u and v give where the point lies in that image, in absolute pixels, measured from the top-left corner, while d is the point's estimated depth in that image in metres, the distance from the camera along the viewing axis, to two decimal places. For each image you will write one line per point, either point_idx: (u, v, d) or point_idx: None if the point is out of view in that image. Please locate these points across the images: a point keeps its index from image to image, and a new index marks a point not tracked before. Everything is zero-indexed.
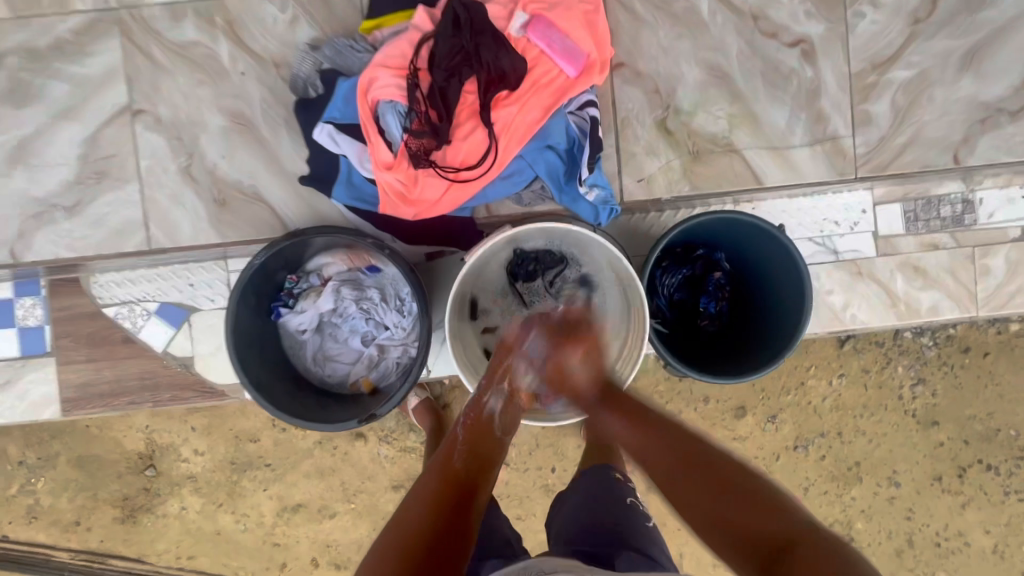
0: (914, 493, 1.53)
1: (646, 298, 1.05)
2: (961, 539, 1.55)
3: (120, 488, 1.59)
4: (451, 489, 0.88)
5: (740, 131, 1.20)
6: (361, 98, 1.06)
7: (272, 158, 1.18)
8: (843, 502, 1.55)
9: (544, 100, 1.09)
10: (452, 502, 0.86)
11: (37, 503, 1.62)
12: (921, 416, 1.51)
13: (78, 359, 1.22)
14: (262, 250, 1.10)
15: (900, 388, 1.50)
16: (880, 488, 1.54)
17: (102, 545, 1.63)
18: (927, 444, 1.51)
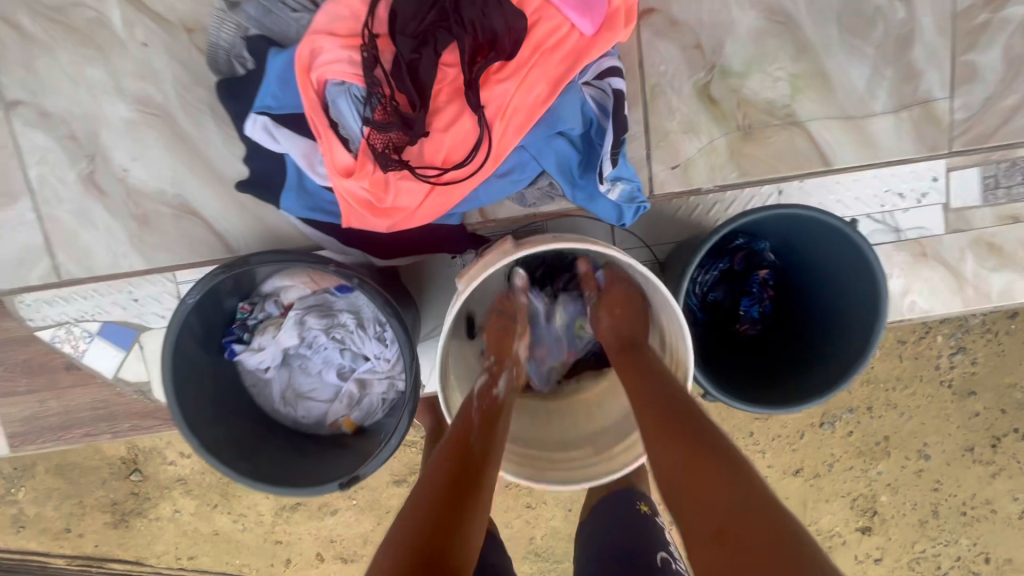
0: (944, 465, 1.34)
1: (691, 332, 0.81)
2: (988, 507, 1.36)
3: (107, 494, 1.42)
4: (454, 489, 0.69)
5: (805, 97, 0.92)
6: (302, 80, 0.78)
7: (200, 158, 0.92)
8: (868, 477, 1.36)
9: (552, 70, 0.81)
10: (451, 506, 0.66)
11: (22, 512, 1.45)
12: (957, 386, 1.30)
13: (19, 391, 1.01)
14: (196, 286, 0.86)
15: (938, 357, 1.29)
16: (907, 461, 1.35)
17: (99, 549, 1.47)
18: (961, 415, 1.31)
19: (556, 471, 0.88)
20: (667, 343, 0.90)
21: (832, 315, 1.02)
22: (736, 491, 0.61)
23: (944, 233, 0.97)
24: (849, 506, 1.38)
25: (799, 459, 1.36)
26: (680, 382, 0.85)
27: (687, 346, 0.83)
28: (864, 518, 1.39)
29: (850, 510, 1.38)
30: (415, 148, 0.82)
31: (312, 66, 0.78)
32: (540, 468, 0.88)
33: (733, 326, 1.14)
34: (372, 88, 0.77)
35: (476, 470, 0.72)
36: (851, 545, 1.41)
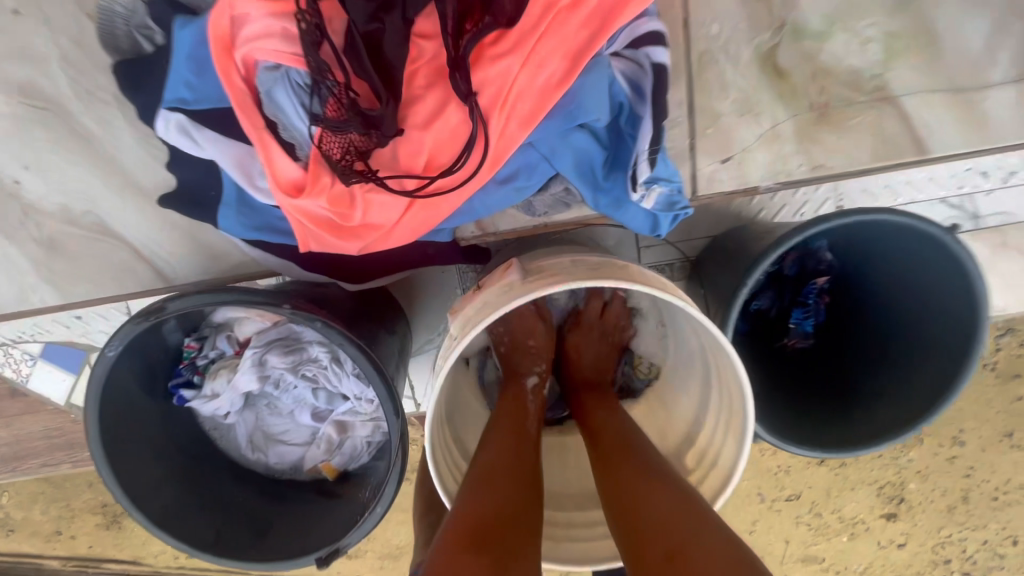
0: (979, 451, 1.15)
1: (749, 383, 0.63)
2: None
3: (93, 496, 1.27)
4: (512, 476, 0.63)
5: (901, 65, 0.70)
6: (220, 63, 0.55)
7: (110, 164, 0.71)
8: (896, 465, 1.18)
9: (570, 39, 0.58)
10: (511, 495, 0.61)
11: (8, 517, 1.32)
12: (1001, 368, 1.12)
13: None
14: (114, 337, 0.68)
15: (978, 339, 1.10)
16: (941, 447, 1.16)
17: (93, 550, 1.33)
18: (1004, 400, 1.12)
19: (577, 543, 0.72)
20: (715, 385, 0.72)
21: (905, 328, 0.83)
22: (672, 514, 0.57)
23: None
24: (874, 493, 1.20)
25: None
26: (733, 442, 0.68)
27: (745, 399, 0.65)
28: (891, 505, 1.20)
29: (875, 497, 1.20)
30: (386, 152, 0.62)
31: (234, 42, 0.55)
32: (554, 538, 0.73)
33: (780, 341, 0.95)
34: (318, 73, 0.55)
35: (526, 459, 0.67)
36: (875, 532, 1.22)
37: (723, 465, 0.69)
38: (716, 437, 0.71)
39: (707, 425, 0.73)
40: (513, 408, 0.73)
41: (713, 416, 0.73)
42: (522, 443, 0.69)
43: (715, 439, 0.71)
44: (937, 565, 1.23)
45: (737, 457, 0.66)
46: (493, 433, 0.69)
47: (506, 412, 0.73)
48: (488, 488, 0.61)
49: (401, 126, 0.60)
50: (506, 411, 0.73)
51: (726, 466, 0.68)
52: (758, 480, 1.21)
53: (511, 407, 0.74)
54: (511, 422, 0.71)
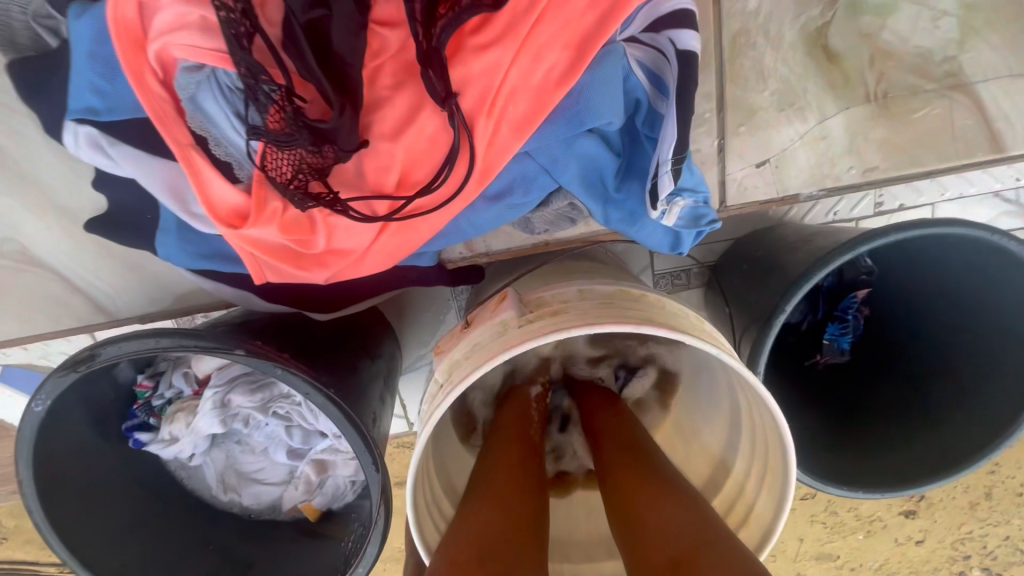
0: (1005, 444, 1.06)
1: (789, 430, 0.53)
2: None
3: None
4: (520, 486, 0.53)
5: (974, 44, 0.58)
6: (127, 64, 0.43)
7: (23, 181, 0.59)
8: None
9: (577, 24, 0.46)
10: (518, 505, 0.51)
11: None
12: None
13: None
14: (40, 391, 0.58)
15: None
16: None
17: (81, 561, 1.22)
18: None
19: None
20: (747, 425, 0.62)
21: (959, 343, 0.71)
22: (688, 527, 0.47)
23: None
24: (893, 489, 1.10)
25: None
26: (770, 499, 0.57)
27: (787, 451, 0.55)
28: (910, 502, 1.11)
29: (894, 494, 1.11)
30: (349, 168, 0.50)
31: (146, 36, 0.43)
32: None
33: (809, 359, 0.84)
34: (254, 75, 0.43)
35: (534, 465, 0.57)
36: (892, 529, 1.13)
37: (757, 523, 0.59)
38: (747, 488, 0.61)
39: (736, 472, 0.63)
40: (518, 410, 0.64)
41: (744, 460, 0.62)
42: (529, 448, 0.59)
43: (746, 490, 0.61)
44: (955, 561, 1.14)
45: (775, 511, 0.56)
46: (497, 438, 0.60)
47: (511, 418, 0.63)
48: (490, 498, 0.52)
49: (365, 137, 0.48)
50: (511, 412, 0.64)
51: (759, 525, 0.58)
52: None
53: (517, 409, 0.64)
54: (517, 424, 0.62)
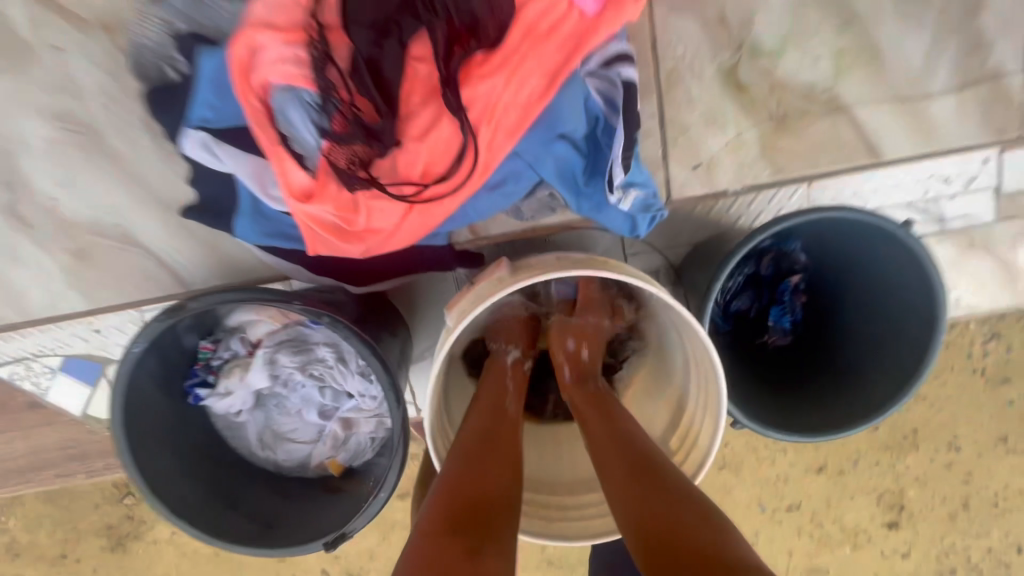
0: (975, 456, 1.25)
1: (721, 363, 0.68)
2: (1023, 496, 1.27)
3: (100, 519, 1.32)
4: (496, 459, 0.67)
5: (850, 78, 0.78)
6: (238, 85, 0.63)
7: (136, 181, 0.78)
8: (895, 472, 1.27)
9: (549, 59, 0.66)
10: (491, 476, 0.65)
11: (13, 541, 1.35)
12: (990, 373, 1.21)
13: None
14: (139, 334, 0.75)
15: (970, 346, 1.19)
16: (937, 453, 1.25)
17: None
18: (994, 405, 1.22)
19: (567, 522, 0.77)
20: (693, 370, 0.77)
21: (871, 319, 0.90)
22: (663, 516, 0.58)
23: (994, 221, 0.86)
24: (874, 501, 1.28)
25: (821, 457, 1.27)
26: (710, 421, 0.73)
27: (719, 383, 0.71)
28: (892, 513, 1.29)
29: (876, 505, 1.29)
30: (386, 162, 0.68)
31: (251, 67, 0.62)
32: (547, 518, 0.78)
33: (760, 339, 1.00)
34: (328, 92, 0.63)
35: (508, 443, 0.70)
36: (877, 542, 1.30)
37: (703, 444, 0.74)
38: (695, 419, 0.76)
39: (687, 411, 0.79)
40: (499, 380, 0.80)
41: (693, 397, 0.78)
42: (499, 430, 0.72)
43: (694, 420, 0.77)
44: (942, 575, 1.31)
45: (714, 427, 0.72)
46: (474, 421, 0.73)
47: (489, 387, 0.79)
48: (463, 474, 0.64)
49: (399, 138, 0.67)
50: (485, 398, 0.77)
51: (704, 446, 0.74)
52: (758, 490, 1.29)
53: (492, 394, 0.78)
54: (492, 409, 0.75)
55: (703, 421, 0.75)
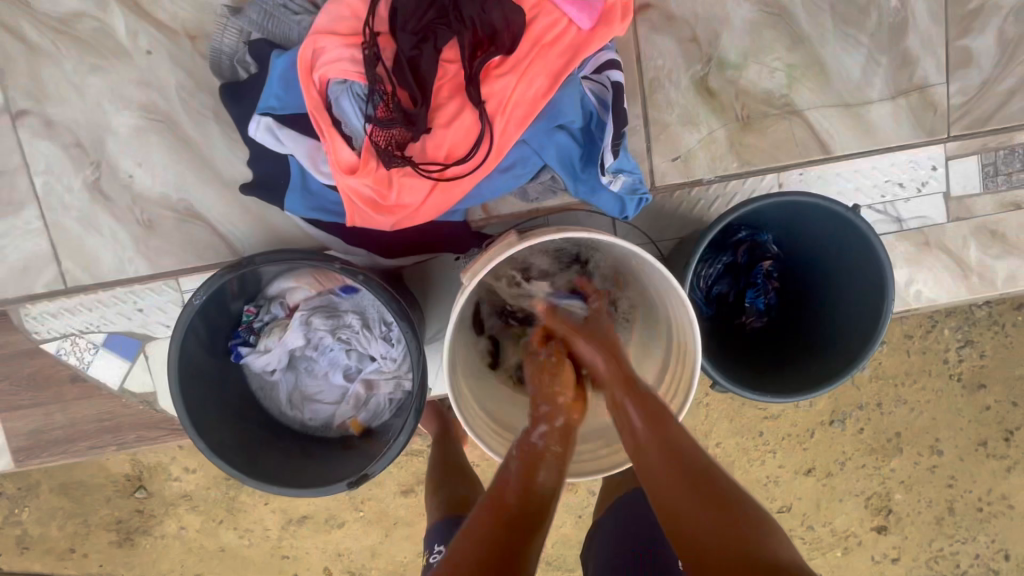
0: (957, 460, 1.35)
1: (693, 310, 0.80)
2: (1004, 502, 1.36)
3: (111, 512, 1.43)
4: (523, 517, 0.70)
5: (801, 86, 0.94)
6: (305, 79, 0.80)
7: (205, 163, 0.97)
8: (881, 474, 1.37)
9: (552, 63, 0.81)
10: (514, 539, 0.67)
11: (27, 533, 1.45)
12: (967, 380, 1.33)
13: (24, 404, 1.09)
14: (203, 287, 0.86)
15: (945, 351, 1.32)
16: (920, 457, 1.36)
17: (103, 570, 1.47)
18: (972, 409, 1.33)
19: (567, 464, 0.88)
20: (674, 328, 0.88)
21: (836, 300, 1.01)
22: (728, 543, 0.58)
23: (946, 222, 1.00)
24: (863, 506, 1.38)
25: (810, 459, 1.37)
26: (688, 367, 0.84)
27: (694, 334, 0.81)
28: (879, 517, 1.38)
29: (864, 510, 1.38)
30: (417, 145, 0.83)
31: (314, 66, 0.80)
32: None
33: (738, 319, 1.12)
34: (374, 85, 0.79)
35: (540, 510, 0.72)
36: (867, 546, 1.40)
37: (683, 391, 0.85)
38: (677, 372, 0.87)
39: (670, 367, 0.89)
40: (556, 440, 0.81)
41: (676, 350, 0.89)
42: (531, 492, 0.73)
43: (676, 373, 0.87)
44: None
45: (691, 377, 0.83)
46: (510, 486, 0.74)
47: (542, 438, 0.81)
48: (484, 538, 0.66)
49: (429, 125, 0.82)
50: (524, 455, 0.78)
51: (683, 394, 0.84)
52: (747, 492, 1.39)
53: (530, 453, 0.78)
54: (526, 471, 0.76)
55: (688, 371, 0.84)
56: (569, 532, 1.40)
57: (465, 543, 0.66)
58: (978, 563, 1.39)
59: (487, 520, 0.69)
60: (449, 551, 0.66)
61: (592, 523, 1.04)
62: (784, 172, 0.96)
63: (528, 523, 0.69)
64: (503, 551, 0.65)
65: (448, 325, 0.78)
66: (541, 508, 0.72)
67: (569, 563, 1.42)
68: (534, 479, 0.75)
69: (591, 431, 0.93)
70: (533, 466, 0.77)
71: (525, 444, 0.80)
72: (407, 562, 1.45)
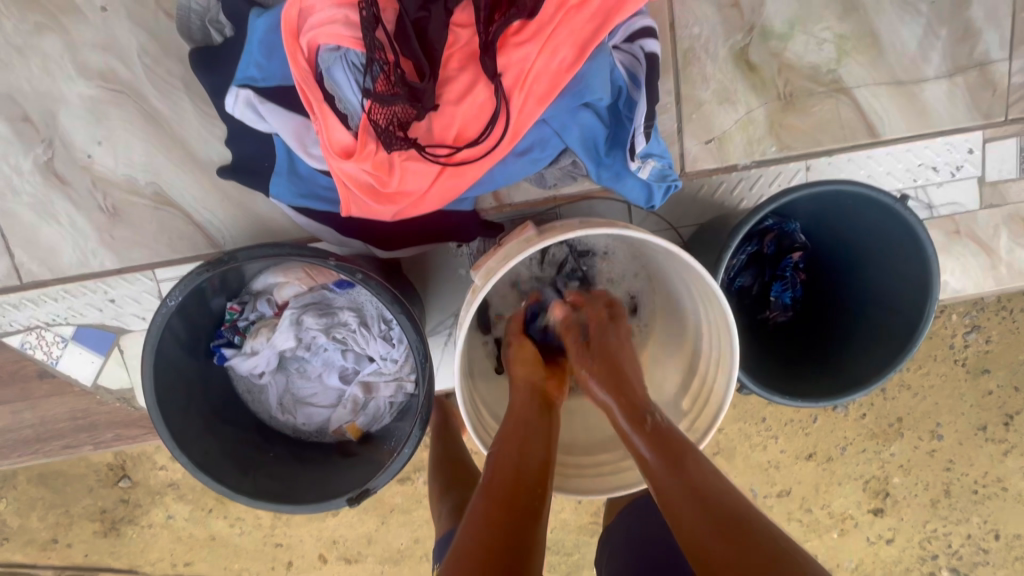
0: (957, 444, 1.32)
1: (733, 315, 0.71)
2: (998, 484, 1.33)
3: (95, 502, 1.35)
4: (516, 513, 0.61)
5: (852, 61, 0.88)
6: (291, 44, 0.68)
7: (179, 139, 0.86)
8: (881, 459, 1.33)
9: (579, 30, 0.71)
10: (521, 527, 0.60)
11: (5, 524, 1.37)
12: (971, 364, 1.27)
13: None
14: (178, 286, 0.75)
15: (952, 337, 1.26)
16: (921, 442, 1.32)
17: (88, 560, 1.40)
18: (974, 394, 1.29)
19: (585, 478, 0.82)
20: (705, 330, 0.81)
21: (870, 298, 0.94)
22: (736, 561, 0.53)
23: (978, 209, 0.94)
24: (861, 489, 1.35)
25: (812, 444, 1.33)
26: (722, 379, 0.76)
27: (732, 339, 0.74)
28: (877, 500, 1.36)
29: (863, 493, 1.35)
30: (423, 124, 0.72)
31: (301, 30, 0.69)
32: (563, 474, 0.82)
33: (762, 313, 1.04)
34: (372, 52, 0.68)
35: (542, 493, 0.65)
36: (864, 528, 1.38)
37: (713, 405, 0.78)
38: (708, 377, 0.80)
39: (699, 374, 0.82)
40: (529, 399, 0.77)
41: (707, 358, 0.81)
42: (526, 465, 0.67)
43: (706, 383, 0.80)
44: (925, 561, 1.39)
45: (725, 392, 0.75)
46: (496, 455, 0.69)
47: (519, 408, 0.76)
48: (486, 531, 0.59)
49: (437, 102, 0.71)
50: (514, 433, 0.71)
51: (717, 402, 0.77)
52: (751, 476, 1.35)
53: (517, 429, 0.72)
54: (521, 446, 0.69)
55: (727, 382, 0.76)
56: (569, 519, 1.36)
57: (473, 527, 0.60)
58: (970, 543, 1.37)
59: (489, 506, 0.62)
60: (453, 549, 0.59)
61: (605, 528, 0.97)
62: (813, 157, 0.90)
63: (531, 506, 0.62)
64: (512, 537, 0.58)
65: (459, 334, 0.69)
66: (541, 486, 0.66)
67: (566, 548, 1.38)
68: (533, 451, 0.69)
69: (609, 439, 0.87)
70: (527, 438, 0.71)
71: (509, 424, 0.73)
72: (403, 549, 1.39)
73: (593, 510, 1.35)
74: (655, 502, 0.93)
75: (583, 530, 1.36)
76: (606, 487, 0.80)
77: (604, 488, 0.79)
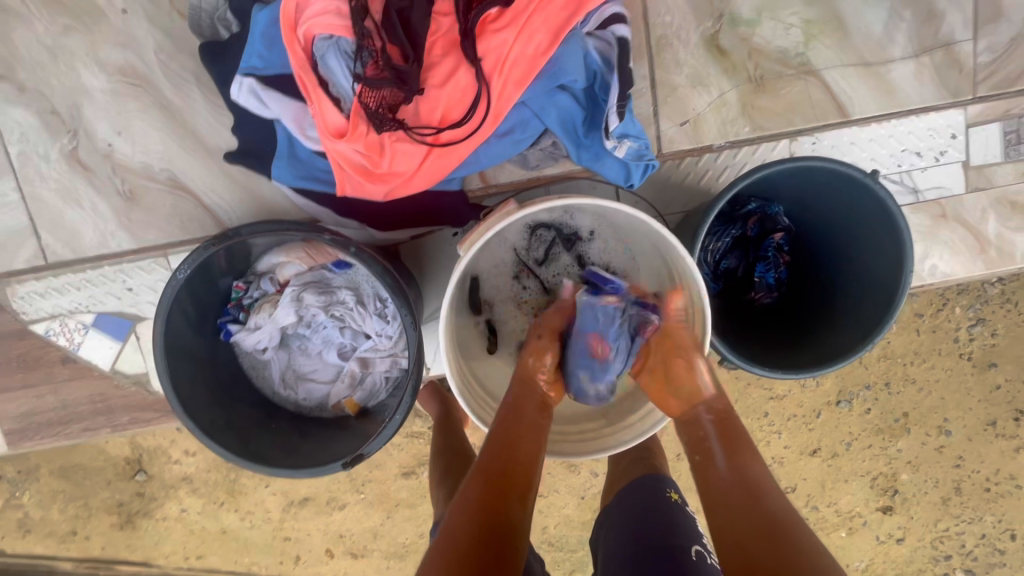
0: (966, 440, 1.31)
1: (702, 278, 0.75)
2: (1012, 482, 1.32)
3: (113, 495, 1.40)
4: (505, 493, 0.65)
5: (819, 45, 0.92)
6: (289, 36, 0.76)
7: (190, 130, 0.94)
8: (887, 455, 1.33)
9: (552, 18, 0.77)
10: (506, 506, 0.64)
11: (27, 516, 1.44)
12: (977, 359, 1.28)
13: (14, 385, 1.05)
14: (187, 260, 0.82)
15: (956, 330, 1.27)
16: (928, 437, 1.32)
17: (106, 553, 1.46)
18: (982, 389, 1.29)
19: (568, 442, 0.85)
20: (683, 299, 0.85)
21: (851, 277, 0.96)
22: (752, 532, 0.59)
23: (964, 193, 0.96)
24: (867, 486, 1.35)
25: (815, 440, 1.33)
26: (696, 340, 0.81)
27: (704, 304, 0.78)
28: (885, 498, 1.35)
29: (870, 490, 1.35)
30: (410, 107, 0.78)
31: (298, 22, 0.76)
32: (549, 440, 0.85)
33: (747, 296, 1.05)
34: (361, 40, 0.74)
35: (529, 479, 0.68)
36: (872, 526, 1.37)
37: None
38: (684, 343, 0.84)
39: None
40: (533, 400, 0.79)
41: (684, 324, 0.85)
42: (516, 447, 0.70)
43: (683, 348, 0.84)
44: (938, 562, 1.37)
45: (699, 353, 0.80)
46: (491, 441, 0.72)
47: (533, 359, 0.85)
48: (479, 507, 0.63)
49: (422, 86, 0.77)
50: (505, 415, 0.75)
51: None
52: None
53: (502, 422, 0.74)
54: (516, 436, 0.72)
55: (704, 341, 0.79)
56: (572, 514, 1.37)
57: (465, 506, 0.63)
58: (983, 544, 1.36)
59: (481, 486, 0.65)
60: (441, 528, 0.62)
61: (602, 511, 0.99)
62: (791, 140, 0.94)
63: (524, 487, 0.67)
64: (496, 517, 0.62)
65: (443, 299, 0.73)
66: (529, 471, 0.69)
67: (570, 545, 1.40)
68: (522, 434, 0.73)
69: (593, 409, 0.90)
70: (518, 440, 0.72)
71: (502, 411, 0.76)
72: (408, 543, 1.43)
73: (595, 506, 1.36)
74: (649, 483, 0.95)
75: (586, 525, 1.37)
76: (581, 452, 0.82)
77: (580, 452, 0.82)
